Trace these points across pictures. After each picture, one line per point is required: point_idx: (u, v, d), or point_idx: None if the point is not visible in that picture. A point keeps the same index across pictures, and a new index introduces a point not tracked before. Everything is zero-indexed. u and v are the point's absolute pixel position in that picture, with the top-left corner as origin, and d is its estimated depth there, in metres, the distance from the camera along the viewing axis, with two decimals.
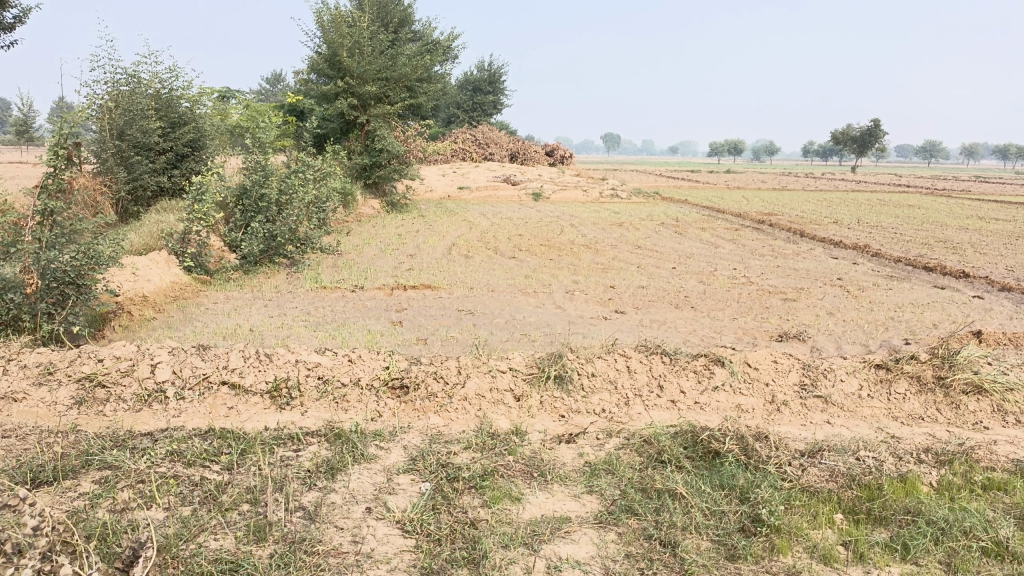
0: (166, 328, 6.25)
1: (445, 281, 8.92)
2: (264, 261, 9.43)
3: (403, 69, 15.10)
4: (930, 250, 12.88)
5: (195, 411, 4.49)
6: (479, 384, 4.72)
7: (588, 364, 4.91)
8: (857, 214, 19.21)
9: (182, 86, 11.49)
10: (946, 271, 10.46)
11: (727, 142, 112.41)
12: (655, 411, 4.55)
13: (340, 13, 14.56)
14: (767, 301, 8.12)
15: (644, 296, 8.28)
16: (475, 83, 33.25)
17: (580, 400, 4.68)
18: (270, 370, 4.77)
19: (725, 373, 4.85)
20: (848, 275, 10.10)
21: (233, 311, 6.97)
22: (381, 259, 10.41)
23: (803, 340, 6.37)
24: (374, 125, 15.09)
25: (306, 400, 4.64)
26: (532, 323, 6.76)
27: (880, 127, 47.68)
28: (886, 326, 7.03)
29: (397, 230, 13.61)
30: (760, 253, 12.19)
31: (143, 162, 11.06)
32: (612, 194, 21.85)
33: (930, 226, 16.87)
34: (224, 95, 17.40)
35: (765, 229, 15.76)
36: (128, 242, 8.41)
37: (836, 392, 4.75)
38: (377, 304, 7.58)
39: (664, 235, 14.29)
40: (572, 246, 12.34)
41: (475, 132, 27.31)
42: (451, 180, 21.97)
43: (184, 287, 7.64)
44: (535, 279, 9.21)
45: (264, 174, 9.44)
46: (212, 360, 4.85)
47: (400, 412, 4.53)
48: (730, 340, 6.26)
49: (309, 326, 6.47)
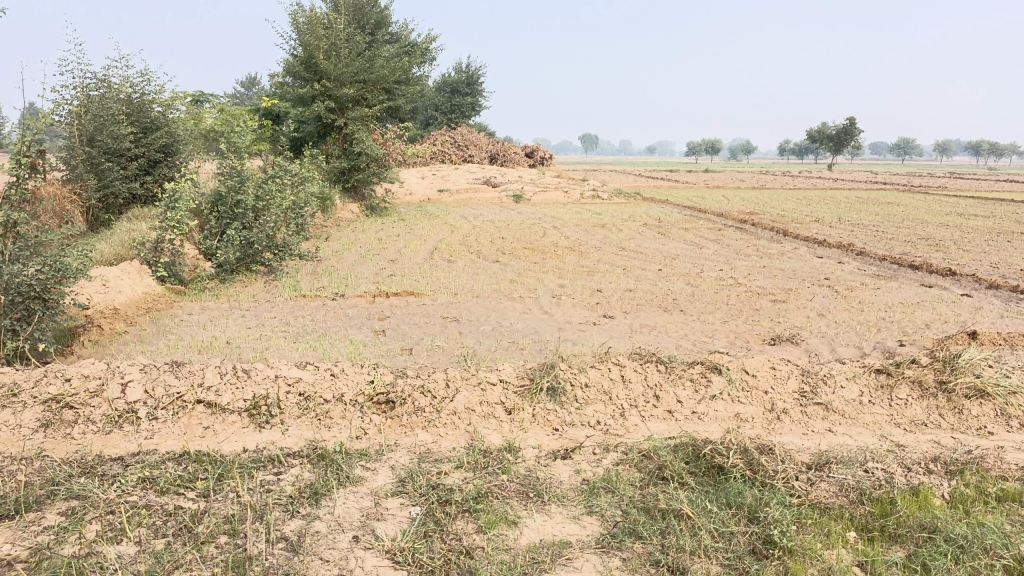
0: (138, 342, 6.00)
1: (429, 287, 8.72)
2: (241, 269, 9.16)
3: (381, 71, 14.86)
4: (913, 247, 12.87)
5: (169, 433, 4.25)
6: (469, 398, 4.52)
7: (581, 374, 4.73)
8: (838, 212, 19.25)
9: (155, 90, 11.20)
10: (932, 269, 10.42)
11: (705, 141, 112.98)
12: (651, 423, 4.38)
13: (316, 15, 14.30)
14: (756, 302, 7.99)
15: (632, 300, 8.12)
16: (453, 85, 33.04)
17: (574, 412, 4.50)
18: (249, 387, 4.55)
19: (723, 381, 4.69)
20: (835, 274, 10.03)
21: (209, 323, 6.72)
22: (362, 265, 10.19)
23: (796, 343, 6.25)
24: (352, 128, 14.85)
25: (287, 417, 4.42)
26: (519, 330, 6.58)
27: (855, 124, 48.05)
28: (879, 328, 6.92)
29: (377, 235, 13.37)
30: (745, 253, 12.11)
31: (114, 168, 10.76)
32: (593, 195, 21.73)
33: (911, 223, 16.90)
34: (198, 99, 17.05)
35: (747, 228, 15.69)
36: (98, 252, 8.12)
37: (837, 399, 4.61)
38: (358, 313, 7.36)
39: (647, 236, 14.19)
40: (555, 249, 12.19)
41: (454, 134, 27.11)
42: (431, 183, 21.75)
43: (157, 298, 7.36)
44: (521, 283, 9.03)
45: (240, 180, 9.18)
46: (186, 377, 4.62)
47: (387, 429, 4.33)
48: (723, 344, 6.13)
49: (288, 337, 6.24)
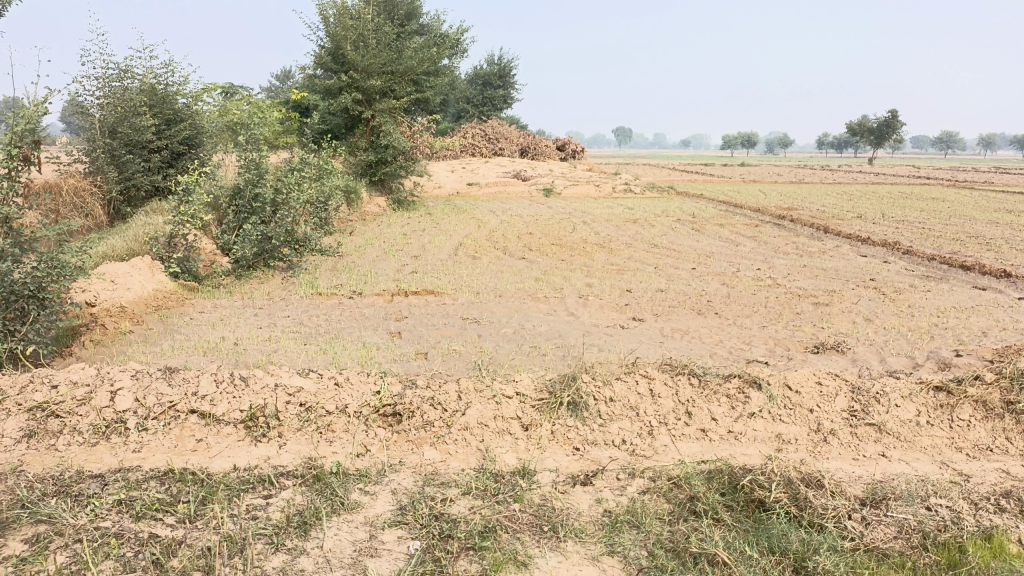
0: (142, 342, 5.74)
1: (450, 285, 8.36)
2: (259, 265, 8.86)
3: (410, 62, 14.54)
4: (963, 246, 12.21)
5: (158, 446, 3.95)
6: (481, 412, 4.15)
7: (605, 387, 4.33)
8: (881, 208, 18.51)
9: (178, 81, 10.87)
10: (986, 269, 9.79)
11: (741, 135, 111.02)
12: (682, 444, 3.97)
13: (344, 5, 13.99)
14: (797, 305, 7.49)
15: (664, 301, 7.68)
16: (485, 77, 32.64)
17: (596, 430, 4.10)
18: (245, 397, 4.22)
19: (763, 397, 4.25)
20: (880, 274, 9.47)
21: (220, 322, 6.44)
22: (383, 261, 9.88)
23: (842, 353, 5.78)
24: (379, 120, 14.54)
25: (285, 430, 4.08)
26: (542, 333, 6.20)
27: (897, 117, 46.58)
28: (931, 336, 6.40)
29: (403, 229, 13.08)
30: (784, 251, 11.56)
31: (136, 160, 10.50)
32: (625, 189, 21.21)
33: (959, 220, 16.12)
34: (226, 92, 16.90)
35: (786, 225, 15.07)
36: (110, 247, 7.83)
37: (892, 420, 4.15)
38: (375, 312, 7.02)
39: (681, 232, 13.66)
40: (584, 245, 11.76)
41: (484, 127, 26.72)
42: (460, 177, 21.41)
43: (168, 295, 7.09)
44: (547, 282, 8.64)
45: (258, 173, 8.85)
46: (180, 385, 4.31)
47: (392, 445, 3.98)
48: (762, 353, 5.69)
49: (299, 339, 5.93)
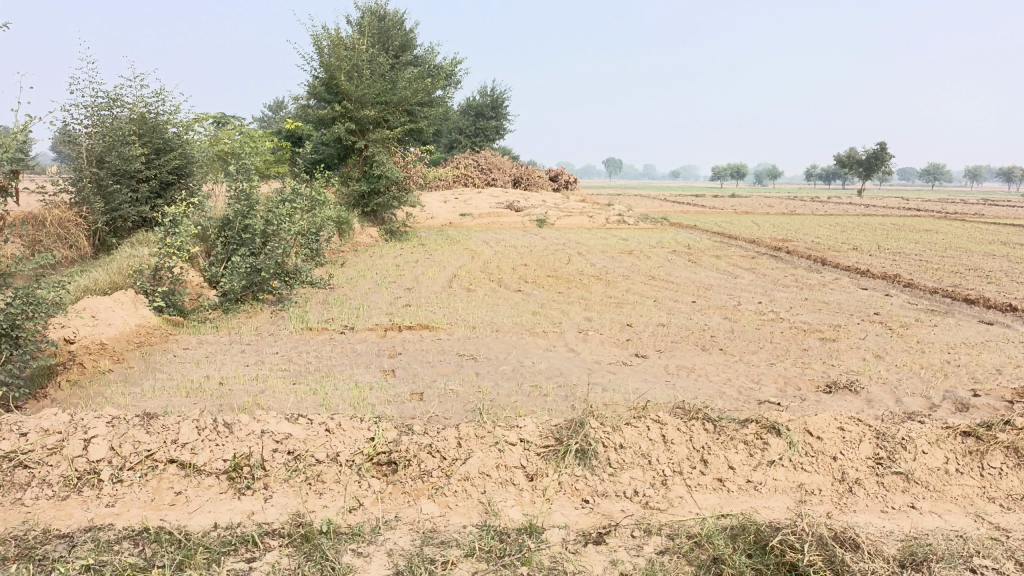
0: (122, 383, 5.45)
1: (445, 320, 8.09)
2: (247, 298, 8.57)
3: (404, 92, 14.42)
4: (963, 278, 12.05)
5: (133, 500, 3.65)
6: (483, 461, 3.88)
7: (614, 433, 4.08)
8: (876, 240, 18.40)
9: (169, 111, 10.65)
10: (990, 303, 9.61)
11: (730, 166, 111.86)
12: (699, 495, 3.71)
13: (338, 36, 13.88)
14: (804, 341, 7.25)
15: (666, 336, 7.45)
16: (478, 109, 32.69)
17: (606, 480, 3.83)
18: (229, 445, 3.95)
19: (783, 444, 4.01)
20: (884, 308, 9.28)
21: (205, 360, 6.16)
22: (376, 293, 9.62)
23: (856, 392, 5.53)
24: (372, 150, 14.37)
25: (272, 481, 3.80)
26: (542, 371, 5.94)
27: (886, 149, 46.88)
28: (945, 374, 6.17)
29: (395, 260, 12.84)
30: (784, 283, 11.36)
31: (123, 191, 10.24)
32: (618, 220, 21.08)
33: (955, 252, 16.01)
34: (217, 122, 16.72)
35: (783, 256, 14.92)
36: (92, 280, 7.53)
37: (920, 468, 3.91)
38: (367, 348, 6.75)
39: (677, 264, 13.47)
40: (581, 277, 11.54)
41: (477, 157, 26.64)
42: (453, 207, 21.24)
43: (151, 331, 6.81)
44: (544, 316, 8.40)
45: (249, 203, 8.61)
46: (159, 432, 4.04)
47: (387, 497, 3.70)
48: (772, 392, 5.44)
49: (287, 378, 5.65)
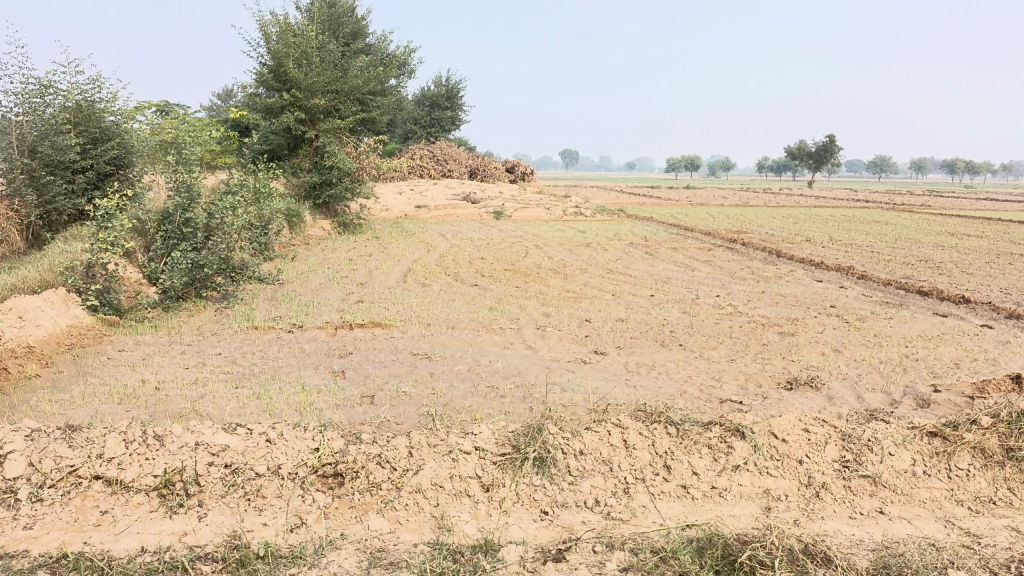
0: (49, 389, 5.09)
1: (399, 316, 7.82)
2: (189, 295, 8.18)
3: (355, 81, 14.04)
4: (915, 270, 12.20)
5: (54, 521, 3.33)
6: (436, 471, 3.66)
7: (574, 439, 3.90)
8: (829, 231, 18.61)
9: (107, 97, 10.10)
10: (942, 295, 9.70)
11: (684, 158, 113.07)
12: (662, 503, 3.54)
13: (287, 22, 13.40)
14: (763, 336, 7.18)
15: (625, 332, 7.30)
16: (433, 98, 32.27)
17: (566, 489, 3.64)
18: (160, 460, 3.67)
19: (747, 448, 3.89)
20: (840, 301, 9.29)
21: (141, 363, 5.79)
22: (327, 289, 9.29)
23: (818, 389, 5.44)
24: (324, 140, 13.95)
25: (207, 498, 3.52)
26: (499, 371, 5.73)
27: (835, 140, 47.72)
28: (904, 369, 6.14)
29: (348, 254, 12.48)
30: (741, 276, 11.35)
31: (58, 182, 9.67)
32: (575, 212, 20.96)
33: (905, 243, 16.26)
34: (160, 110, 16.08)
35: (738, 248, 14.97)
36: (20, 278, 7.06)
37: (887, 471, 3.82)
38: (316, 348, 6.45)
39: (634, 256, 13.39)
40: (538, 271, 11.37)
41: (432, 148, 26.23)
42: (408, 199, 20.88)
43: (83, 332, 6.40)
44: (501, 312, 8.20)
45: (190, 196, 8.17)
46: (83, 446, 3.72)
47: (333, 513, 3.45)
48: (734, 390, 5.33)
49: (229, 382, 5.33)
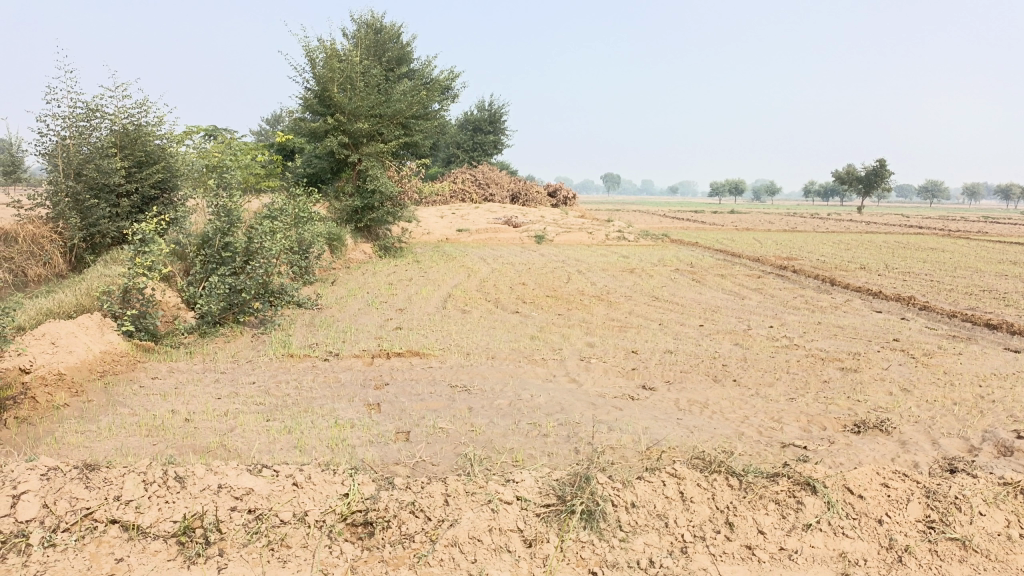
0: (76, 419, 4.92)
1: (438, 345, 7.56)
2: (227, 320, 8.03)
3: (398, 105, 13.98)
4: (980, 301, 11.58)
5: (65, 569, 3.07)
6: (474, 523, 3.37)
7: (626, 490, 3.60)
8: (883, 259, 17.91)
9: (153, 121, 10.13)
10: (1013, 329, 9.10)
11: (727, 183, 112.08)
12: (725, 566, 3.18)
13: (333, 47, 13.42)
14: (823, 371, 6.75)
15: (674, 365, 6.93)
16: (476, 123, 32.36)
17: (616, 547, 3.30)
18: (179, 504, 3.45)
19: (819, 504, 3.54)
20: (902, 334, 8.78)
21: (172, 392, 5.61)
22: (366, 315, 9.10)
23: (888, 434, 5.01)
24: (366, 164, 13.87)
25: (227, 547, 3.26)
26: (541, 406, 5.42)
27: (885, 166, 46.56)
28: (981, 411, 5.65)
29: (388, 278, 12.31)
30: (794, 305, 10.87)
31: (101, 206, 9.68)
32: (618, 237, 20.59)
33: (966, 272, 15.56)
34: (207, 135, 16.25)
35: (789, 276, 14.46)
36: (58, 302, 6.98)
37: (978, 533, 3.41)
38: (352, 378, 6.21)
39: (681, 283, 12.98)
40: (581, 298, 11.05)
41: (475, 172, 26.16)
42: (450, 222, 20.76)
43: (116, 358, 6.27)
44: (543, 341, 7.90)
45: (230, 220, 8.04)
46: (100, 488, 3.52)
47: (361, 567, 3.16)
48: (796, 432, 4.93)
49: (260, 414, 5.09)
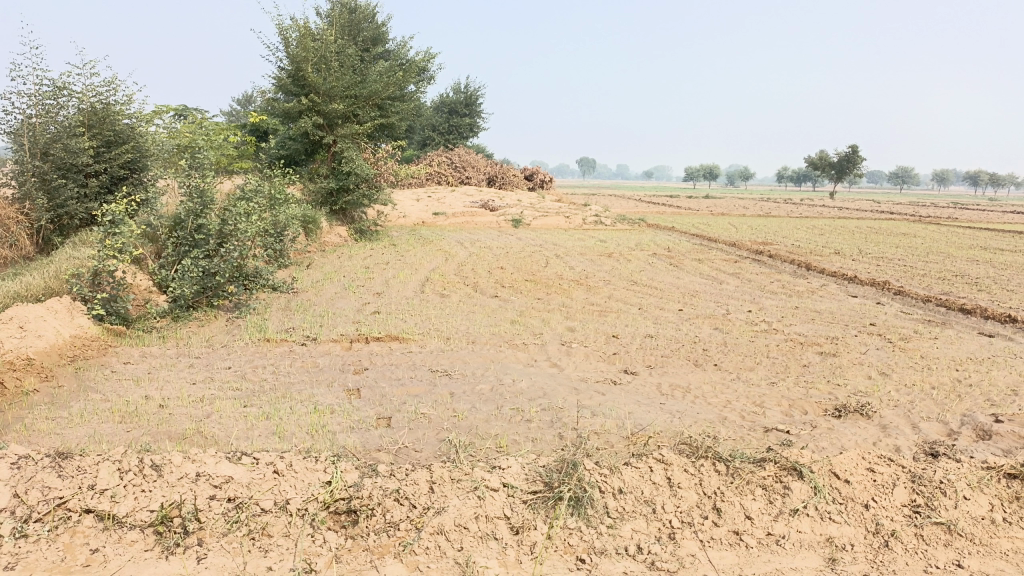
0: (47, 406, 4.78)
1: (417, 329, 7.47)
2: (201, 304, 7.86)
3: (375, 86, 13.76)
4: (953, 286, 11.73)
5: (38, 561, 2.97)
6: (460, 510, 3.31)
7: (613, 476, 3.56)
8: (857, 244, 18.08)
9: (122, 100, 9.86)
10: (986, 313, 9.22)
11: (701, 168, 112.67)
12: (713, 552, 3.16)
13: (307, 26, 13.14)
14: (803, 356, 6.77)
15: (655, 349, 6.92)
16: (452, 106, 32.07)
17: (604, 533, 3.27)
18: (156, 493, 3.35)
19: (806, 489, 3.53)
20: (879, 319, 8.85)
21: (146, 377, 5.48)
22: (343, 299, 8.97)
23: (869, 418, 5.03)
24: (342, 146, 13.66)
25: (207, 536, 3.17)
26: (523, 391, 5.36)
27: (858, 152, 46.95)
28: (958, 396, 5.70)
29: (365, 261, 12.16)
30: (771, 290, 10.91)
31: (69, 186, 9.41)
32: (595, 221, 20.57)
33: (937, 257, 15.76)
34: (177, 115, 15.89)
35: (765, 261, 14.53)
36: (25, 285, 6.77)
37: (963, 517, 3.43)
38: (330, 363, 6.11)
39: (659, 268, 12.99)
40: (560, 282, 11.00)
41: (451, 155, 25.94)
42: (426, 206, 20.59)
43: (87, 343, 6.11)
44: (524, 325, 7.85)
45: (203, 201, 7.84)
46: (73, 476, 3.41)
47: (345, 556, 3.09)
48: (779, 417, 4.93)
49: (238, 400, 4.98)
